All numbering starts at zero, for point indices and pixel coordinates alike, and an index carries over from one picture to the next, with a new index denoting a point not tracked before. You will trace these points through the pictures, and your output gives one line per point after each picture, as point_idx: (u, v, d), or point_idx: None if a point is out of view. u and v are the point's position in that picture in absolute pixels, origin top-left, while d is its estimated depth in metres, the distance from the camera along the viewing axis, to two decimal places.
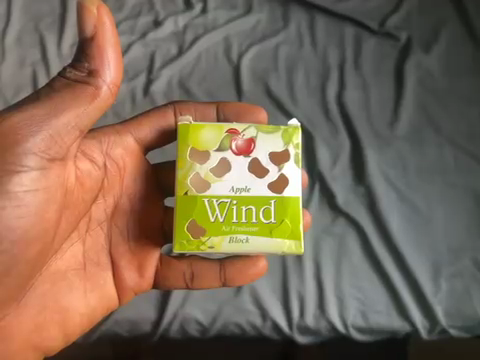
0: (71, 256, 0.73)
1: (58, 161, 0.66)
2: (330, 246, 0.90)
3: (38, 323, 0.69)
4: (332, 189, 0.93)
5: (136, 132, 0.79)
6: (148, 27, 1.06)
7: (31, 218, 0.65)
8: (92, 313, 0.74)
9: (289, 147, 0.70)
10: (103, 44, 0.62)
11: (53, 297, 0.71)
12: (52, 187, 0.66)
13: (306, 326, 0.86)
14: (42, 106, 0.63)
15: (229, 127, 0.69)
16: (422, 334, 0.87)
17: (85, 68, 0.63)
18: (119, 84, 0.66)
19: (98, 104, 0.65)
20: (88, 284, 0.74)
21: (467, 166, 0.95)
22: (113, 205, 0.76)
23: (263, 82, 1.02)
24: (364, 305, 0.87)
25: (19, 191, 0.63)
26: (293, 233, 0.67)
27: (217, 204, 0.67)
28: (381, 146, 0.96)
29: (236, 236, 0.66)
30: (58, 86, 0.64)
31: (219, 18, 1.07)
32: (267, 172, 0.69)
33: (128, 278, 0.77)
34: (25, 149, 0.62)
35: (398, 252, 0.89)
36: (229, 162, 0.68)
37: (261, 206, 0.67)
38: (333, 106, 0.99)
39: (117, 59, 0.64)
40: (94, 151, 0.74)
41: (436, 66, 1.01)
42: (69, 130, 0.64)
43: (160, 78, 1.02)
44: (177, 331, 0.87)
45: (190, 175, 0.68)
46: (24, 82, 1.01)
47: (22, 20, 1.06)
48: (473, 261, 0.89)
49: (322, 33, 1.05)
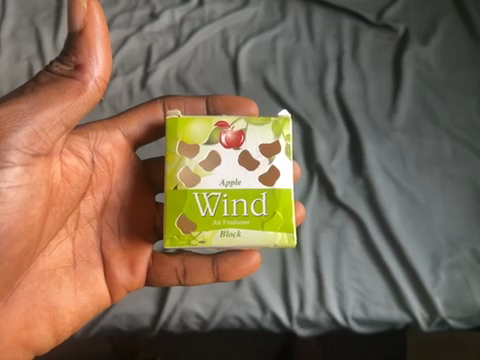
0: (60, 253, 0.72)
1: (43, 156, 0.66)
2: (329, 237, 0.90)
3: (27, 321, 0.69)
4: (330, 182, 0.93)
5: (124, 128, 0.78)
6: (144, 20, 1.06)
7: (15, 215, 0.64)
8: (83, 311, 0.74)
9: (279, 138, 0.69)
10: (92, 39, 0.61)
11: (40, 294, 0.70)
12: (37, 183, 0.66)
13: (305, 318, 0.86)
14: (26, 100, 0.62)
15: (219, 120, 0.69)
16: (422, 326, 0.86)
17: (72, 62, 0.62)
18: (108, 79, 0.65)
19: (84, 98, 0.64)
20: (78, 281, 0.74)
21: (466, 157, 0.94)
22: (103, 201, 0.76)
23: (261, 75, 1.01)
24: (364, 296, 0.87)
25: (2, 187, 0.63)
26: (286, 225, 0.67)
27: (207, 198, 0.67)
28: (380, 139, 0.95)
29: (228, 230, 0.66)
30: (44, 80, 0.63)
31: (215, 11, 1.06)
32: (257, 165, 0.68)
33: (119, 274, 0.77)
34: (8, 144, 0.62)
35: (396, 243, 0.88)
36: (218, 156, 0.68)
37: (253, 198, 0.67)
38: (331, 98, 0.98)
39: (105, 53, 0.63)
40: (80, 146, 0.74)
41: (435, 57, 1.01)
42: (54, 125, 0.64)
43: (157, 71, 1.01)
44: (176, 325, 0.86)
45: (180, 169, 0.68)
46: (20, 77, 1.00)
47: (17, 14, 1.06)
48: (471, 252, 0.89)
49: (320, 25, 1.05)
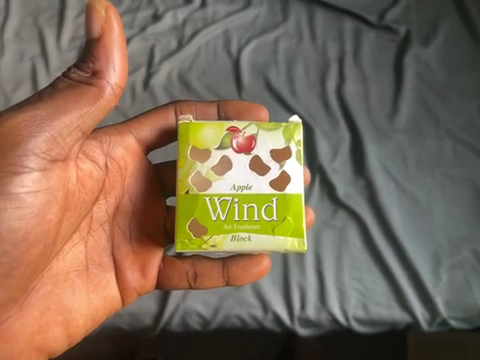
0: (73, 257, 0.73)
1: (60, 162, 0.66)
2: (331, 237, 0.90)
3: (41, 325, 0.70)
4: (332, 182, 0.93)
5: (137, 132, 0.79)
6: (147, 21, 1.07)
7: (32, 220, 0.65)
8: (96, 314, 0.75)
9: (290, 143, 0.70)
10: (110, 46, 0.62)
11: (55, 297, 0.71)
12: (54, 188, 0.66)
13: (306, 318, 0.86)
14: (44, 106, 0.62)
15: (230, 125, 0.69)
16: (423, 326, 0.87)
17: (90, 69, 0.63)
18: (124, 85, 0.66)
19: (101, 104, 0.64)
20: (91, 284, 0.74)
21: (467, 157, 0.94)
22: (115, 206, 0.76)
23: (263, 76, 1.01)
24: (365, 296, 0.87)
25: (21, 192, 0.64)
26: (296, 230, 0.67)
27: (219, 202, 0.67)
28: (381, 140, 0.96)
29: (238, 234, 0.66)
30: (62, 86, 0.64)
31: (218, 12, 1.07)
32: (268, 170, 0.69)
33: (130, 278, 0.77)
34: (27, 150, 0.62)
35: (397, 243, 0.89)
36: (230, 161, 0.69)
37: (264, 203, 0.67)
38: (332, 99, 0.99)
39: (122, 60, 0.64)
40: (95, 151, 0.75)
41: (436, 59, 1.01)
42: (71, 130, 0.64)
43: (159, 71, 1.02)
44: (178, 324, 0.87)
45: (192, 173, 0.68)
46: (23, 77, 1.01)
47: (21, 14, 1.06)
48: (472, 252, 0.89)
49: (322, 27, 1.05)
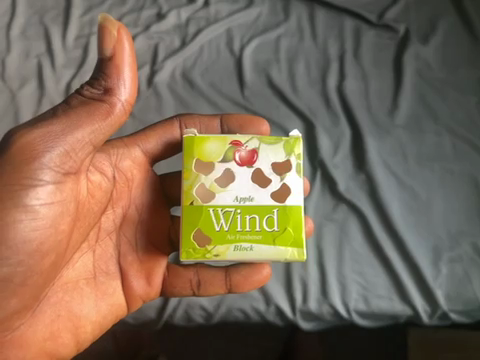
0: (82, 266, 0.75)
1: (72, 175, 0.69)
2: (332, 231, 0.92)
3: (52, 331, 0.71)
4: (333, 176, 0.95)
5: (143, 145, 0.82)
6: (151, 20, 1.09)
7: (46, 230, 0.67)
8: (103, 320, 0.77)
9: (291, 157, 0.72)
10: (121, 65, 0.64)
11: (66, 305, 0.73)
12: (66, 199, 0.69)
13: (308, 311, 0.88)
14: (58, 122, 0.64)
15: (233, 139, 0.72)
16: (423, 318, 0.88)
17: (102, 86, 0.65)
18: (133, 101, 0.68)
19: (112, 120, 0.67)
20: (98, 292, 0.76)
21: (466, 153, 0.95)
22: (122, 215, 0.79)
23: (265, 74, 1.03)
24: (366, 289, 0.89)
25: (36, 204, 0.65)
26: (296, 241, 0.69)
27: (222, 213, 0.69)
28: (381, 135, 0.97)
29: (241, 244, 0.68)
30: (75, 103, 0.66)
31: (221, 11, 1.09)
32: (270, 183, 0.71)
33: (137, 285, 0.80)
34: (42, 163, 0.64)
35: (398, 236, 0.90)
36: (233, 173, 0.71)
37: (265, 214, 0.69)
38: (333, 95, 1.01)
39: (132, 78, 0.66)
40: (103, 163, 0.77)
41: (434, 56, 1.03)
42: (83, 144, 0.66)
43: (164, 68, 1.04)
44: (181, 316, 0.89)
45: (196, 185, 0.70)
46: (29, 75, 1.02)
47: (27, 13, 1.08)
48: (472, 246, 0.90)
49: (322, 25, 1.07)
